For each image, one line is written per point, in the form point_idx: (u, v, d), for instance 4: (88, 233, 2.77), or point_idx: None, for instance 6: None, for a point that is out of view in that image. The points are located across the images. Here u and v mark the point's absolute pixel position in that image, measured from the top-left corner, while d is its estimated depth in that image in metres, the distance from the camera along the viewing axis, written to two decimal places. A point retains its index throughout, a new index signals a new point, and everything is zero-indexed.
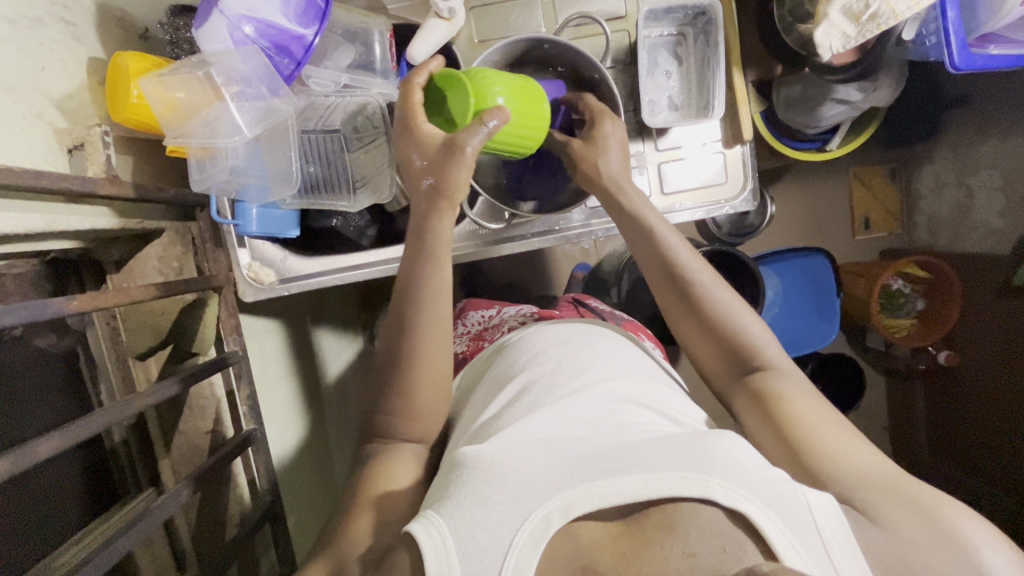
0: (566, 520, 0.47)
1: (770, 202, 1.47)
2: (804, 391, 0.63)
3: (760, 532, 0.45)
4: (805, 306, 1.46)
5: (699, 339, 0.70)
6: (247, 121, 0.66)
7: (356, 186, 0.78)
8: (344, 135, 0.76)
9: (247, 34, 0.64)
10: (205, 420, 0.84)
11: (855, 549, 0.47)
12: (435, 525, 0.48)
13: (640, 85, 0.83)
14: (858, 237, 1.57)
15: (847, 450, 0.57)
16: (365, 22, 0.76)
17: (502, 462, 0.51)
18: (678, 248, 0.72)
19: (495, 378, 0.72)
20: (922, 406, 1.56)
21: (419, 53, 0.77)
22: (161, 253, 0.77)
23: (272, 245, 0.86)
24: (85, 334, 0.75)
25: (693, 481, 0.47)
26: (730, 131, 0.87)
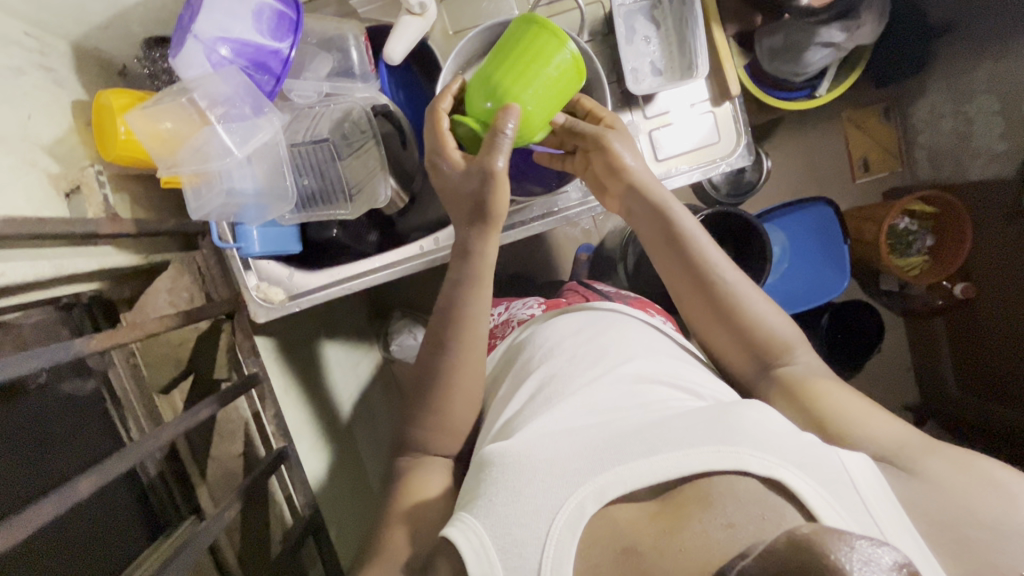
0: (600, 504, 0.47)
1: (765, 157, 1.46)
2: (819, 378, 0.63)
3: (800, 498, 0.44)
4: (814, 257, 1.45)
5: (711, 317, 0.70)
6: (236, 142, 0.65)
7: (352, 192, 0.78)
8: (333, 144, 0.75)
9: (225, 55, 0.64)
10: (236, 443, 0.86)
11: (896, 505, 0.46)
12: (471, 527, 0.48)
13: (621, 55, 0.83)
14: (859, 180, 1.56)
15: (867, 416, 0.57)
16: (339, 28, 0.75)
17: (529, 456, 0.52)
18: (688, 225, 0.73)
19: (513, 378, 0.72)
20: (945, 343, 1.54)
21: (397, 50, 0.78)
22: (170, 286, 0.78)
23: (276, 262, 0.85)
24: (108, 373, 0.76)
25: (723, 453, 0.47)
26: (717, 90, 0.87)
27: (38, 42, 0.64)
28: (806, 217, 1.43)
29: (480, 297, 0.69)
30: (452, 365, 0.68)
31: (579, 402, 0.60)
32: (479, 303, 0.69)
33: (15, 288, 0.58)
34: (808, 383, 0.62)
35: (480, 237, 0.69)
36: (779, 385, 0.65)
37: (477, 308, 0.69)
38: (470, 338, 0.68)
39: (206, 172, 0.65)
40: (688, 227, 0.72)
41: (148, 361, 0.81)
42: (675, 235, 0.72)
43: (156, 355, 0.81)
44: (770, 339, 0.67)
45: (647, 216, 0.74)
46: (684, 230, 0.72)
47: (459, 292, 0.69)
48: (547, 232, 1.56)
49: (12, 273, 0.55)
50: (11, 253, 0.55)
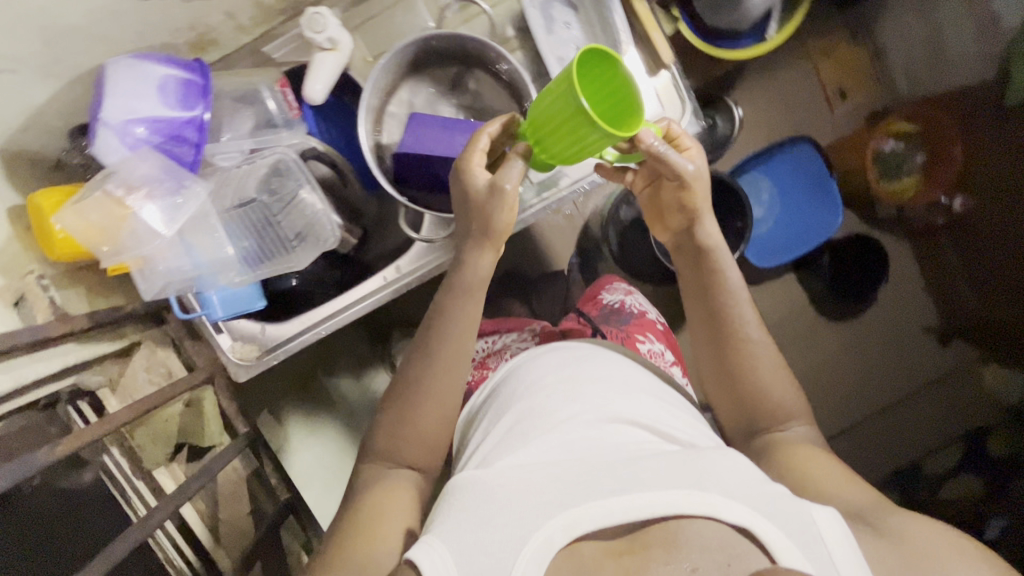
0: (568, 537, 0.52)
1: (736, 108, 1.41)
2: (810, 449, 0.67)
3: (765, 546, 0.50)
4: (804, 198, 1.42)
5: (726, 375, 0.73)
6: (163, 222, 0.65)
7: (292, 242, 0.73)
8: (264, 202, 0.72)
9: (140, 134, 0.64)
10: (242, 502, 0.87)
11: (859, 558, 0.51)
12: (433, 546, 0.52)
13: (541, 47, 0.80)
14: (834, 109, 1.49)
15: (842, 484, 0.62)
16: (249, 83, 0.76)
17: (503, 487, 0.56)
18: (727, 284, 0.74)
19: (490, 409, 0.75)
20: (951, 257, 1.48)
21: (316, 92, 0.77)
22: (147, 363, 0.81)
23: (248, 320, 0.85)
24: (105, 461, 0.76)
25: (698, 499, 0.53)
26: (651, 59, 0.84)
27: None
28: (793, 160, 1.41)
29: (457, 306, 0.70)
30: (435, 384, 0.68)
31: (556, 434, 0.63)
32: (464, 322, 0.70)
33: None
34: (792, 453, 0.66)
35: (478, 251, 0.69)
36: (769, 451, 0.68)
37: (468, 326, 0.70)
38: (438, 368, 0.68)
39: (142, 256, 0.65)
40: (733, 282, 0.75)
41: (142, 442, 0.80)
42: (710, 285, 0.75)
43: (149, 433, 0.80)
44: (768, 407, 0.70)
45: (691, 265, 0.76)
46: (722, 286, 0.74)
47: (455, 310, 0.70)
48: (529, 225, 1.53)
49: None
50: None
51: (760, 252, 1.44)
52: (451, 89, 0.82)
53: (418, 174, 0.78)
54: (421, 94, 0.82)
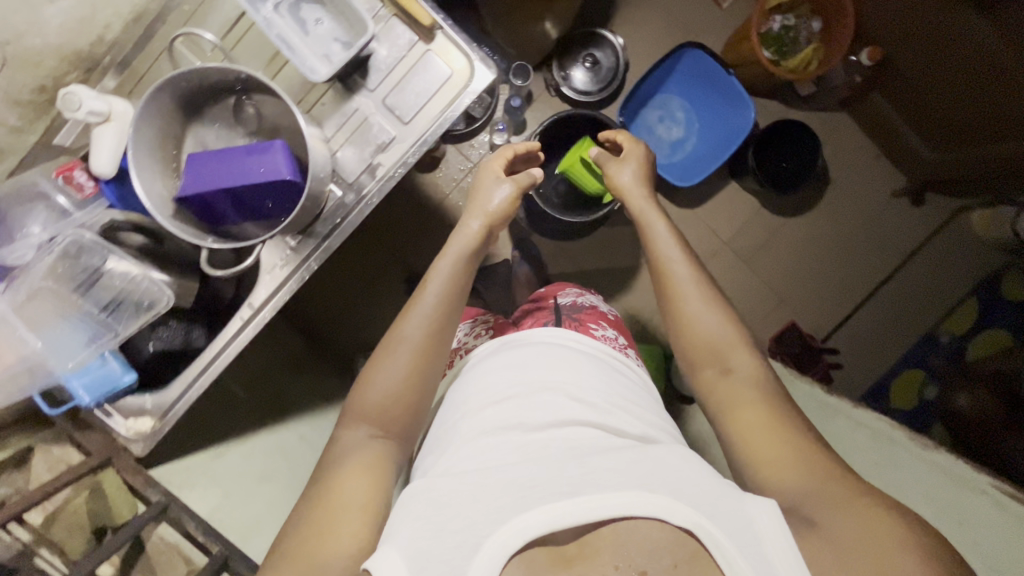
0: (521, 543, 0.54)
1: (615, 36, 1.49)
2: (754, 388, 0.71)
3: (708, 549, 0.53)
4: (715, 99, 1.49)
5: (674, 328, 0.79)
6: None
7: (109, 317, 0.78)
8: (61, 286, 0.75)
9: None
10: (176, 567, 0.89)
11: (797, 556, 0.52)
12: (385, 554, 0.55)
13: (297, 55, 0.80)
14: (724, 5, 1.56)
15: (787, 436, 0.64)
16: (27, 179, 0.78)
17: (457, 497, 0.59)
18: (663, 243, 0.85)
19: (453, 413, 0.78)
20: (891, 110, 1.52)
21: (102, 163, 0.77)
22: (47, 462, 0.85)
23: (131, 397, 0.87)
24: (37, 561, 0.79)
25: (647, 502, 0.55)
26: (415, 26, 0.83)
27: None
28: (687, 67, 1.47)
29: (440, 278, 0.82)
30: (415, 349, 0.75)
31: (517, 441, 0.67)
32: (425, 326, 0.77)
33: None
34: (738, 400, 0.70)
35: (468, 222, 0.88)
36: (721, 393, 0.72)
37: (446, 300, 0.80)
38: None
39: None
40: (666, 252, 0.84)
41: (61, 534, 0.83)
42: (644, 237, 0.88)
43: (66, 526, 0.84)
44: (716, 348, 0.75)
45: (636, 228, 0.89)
46: (654, 234, 0.87)
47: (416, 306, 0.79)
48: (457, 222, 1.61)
49: None
50: None
51: (683, 171, 1.49)
52: (233, 119, 0.84)
53: (233, 211, 0.81)
54: (210, 134, 0.84)
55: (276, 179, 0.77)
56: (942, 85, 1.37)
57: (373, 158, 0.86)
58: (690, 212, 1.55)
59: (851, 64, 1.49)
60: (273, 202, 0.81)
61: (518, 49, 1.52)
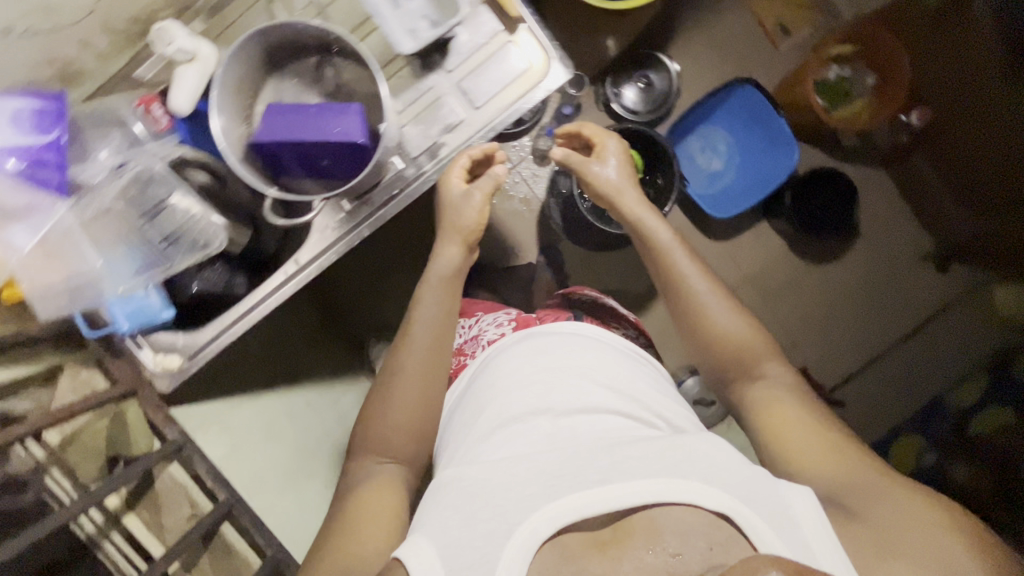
0: (553, 529, 0.58)
1: (671, 62, 1.51)
2: (782, 393, 0.74)
3: (745, 532, 0.57)
4: (760, 142, 1.49)
5: (691, 339, 0.82)
6: (28, 235, 0.70)
7: (165, 246, 0.77)
8: (126, 208, 0.75)
9: (10, 165, 0.68)
10: (180, 508, 0.89)
11: (834, 543, 0.57)
12: (419, 544, 0.60)
13: (387, 25, 0.83)
14: (780, 46, 1.56)
15: (815, 433, 0.69)
16: (109, 103, 0.79)
17: (489, 486, 0.64)
18: (678, 256, 0.85)
19: (472, 396, 0.81)
20: (931, 174, 1.53)
21: (180, 101, 0.80)
22: (73, 384, 0.85)
23: (164, 333, 0.89)
24: (45, 481, 0.80)
25: (677, 489, 0.59)
26: (503, 16, 0.86)
27: None
28: (739, 102, 1.48)
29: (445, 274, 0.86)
30: (414, 375, 0.80)
31: (542, 430, 0.71)
32: (427, 351, 0.81)
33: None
34: (770, 404, 0.73)
35: (446, 245, 0.86)
36: (756, 397, 0.75)
37: (439, 318, 0.83)
38: None
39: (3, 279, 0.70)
40: (684, 268, 0.84)
41: (76, 458, 0.83)
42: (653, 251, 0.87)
43: (80, 451, 0.84)
44: (742, 357, 0.77)
45: (638, 240, 0.89)
46: (663, 245, 0.86)
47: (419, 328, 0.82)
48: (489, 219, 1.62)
49: None
50: None
51: (720, 203, 1.49)
52: (313, 78, 0.86)
53: (288, 164, 0.82)
54: (287, 89, 0.86)
55: (346, 138, 0.78)
56: (987, 152, 1.50)
57: (439, 136, 0.87)
58: (719, 244, 1.56)
59: (898, 124, 1.52)
60: (333, 162, 0.81)
61: (576, 59, 1.55)
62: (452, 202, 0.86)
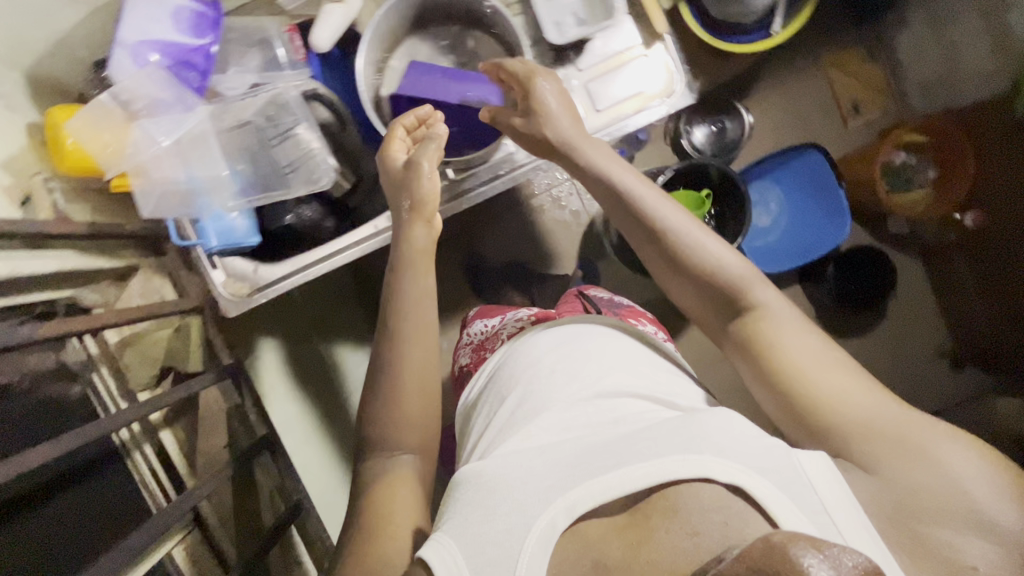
0: (571, 520, 0.52)
1: (745, 112, 1.53)
2: (780, 324, 0.63)
3: (761, 504, 0.49)
4: (813, 206, 1.50)
5: (675, 282, 0.71)
6: (160, 132, 0.70)
7: (286, 173, 0.76)
8: (258, 126, 0.76)
9: (153, 59, 0.69)
10: (220, 436, 0.91)
11: (860, 516, 0.50)
12: (443, 543, 0.53)
13: (539, 11, 0.85)
14: (849, 124, 1.61)
15: (825, 373, 0.59)
16: (258, 23, 0.80)
17: (506, 477, 0.58)
18: (645, 199, 0.71)
19: (497, 395, 0.78)
20: (965, 274, 1.57)
21: (323, 38, 0.81)
22: (142, 289, 0.84)
23: (241, 259, 0.88)
24: (93, 378, 0.79)
25: (688, 462, 0.52)
26: (646, 32, 0.88)
27: None
28: (799, 166, 1.50)
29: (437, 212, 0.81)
30: (410, 349, 0.73)
31: (555, 421, 0.66)
32: (418, 323, 0.75)
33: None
34: (771, 341, 0.62)
35: (408, 224, 0.78)
36: (744, 330, 0.65)
37: (418, 303, 0.76)
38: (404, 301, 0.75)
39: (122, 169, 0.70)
40: (657, 211, 0.71)
41: (130, 362, 0.83)
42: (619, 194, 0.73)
43: (135, 355, 0.84)
44: (731, 288, 0.66)
45: (597, 181, 0.75)
46: (627, 188, 0.72)
47: (406, 298, 0.75)
48: (536, 222, 1.64)
49: None
50: None
51: (764, 257, 1.51)
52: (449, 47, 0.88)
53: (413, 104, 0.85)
54: (420, 50, 0.88)
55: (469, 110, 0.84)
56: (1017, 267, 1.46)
57: None
58: None
59: (952, 220, 1.55)
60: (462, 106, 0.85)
61: None
62: (400, 177, 0.78)
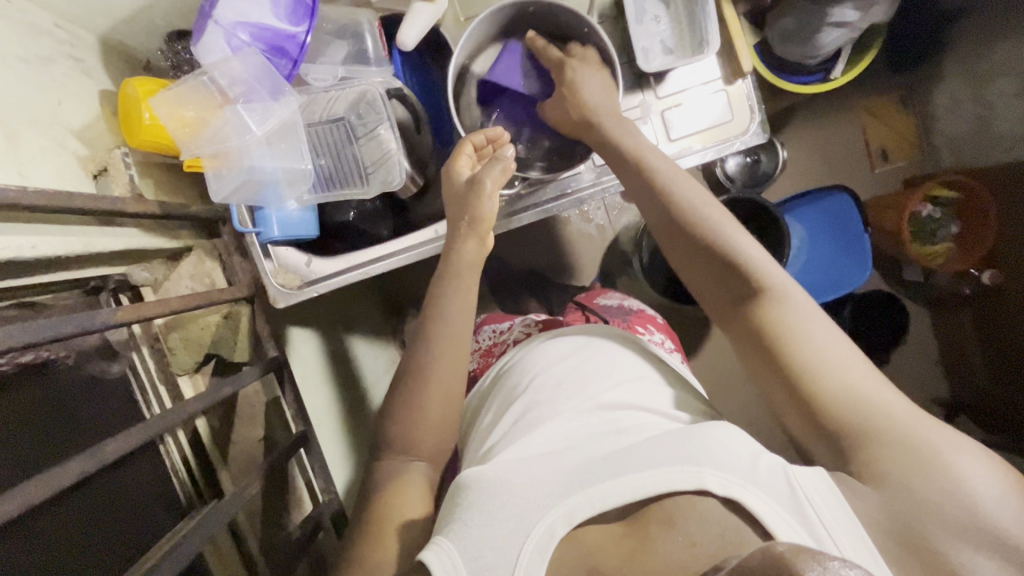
0: (569, 527, 0.50)
1: (780, 148, 1.52)
2: (801, 316, 0.61)
3: (756, 518, 0.48)
4: (833, 246, 1.47)
5: (691, 267, 0.70)
6: (255, 121, 0.67)
7: (367, 173, 0.76)
8: (349, 123, 0.74)
9: (244, 39, 0.66)
10: (256, 427, 0.88)
11: (858, 531, 0.48)
12: (445, 548, 0.51)
13: (631, 34, 0.84)
14: (877, 170, 1.62)
15: (835, 363, 0.58)
16: (353, 15, 0.78)
17: (507, 481, 0.55)
18: (672, 185, 0.72)
19: (500, 404, 0.76)
20: (970, 332, 1.57)
21: (409, 37, 0.79)
22: (193, 271, 0.81)
23: (294, 250, 0.86)
24: (133, 357, 0.78)
25: (686, 473, 0.50)
26: (729, 68, 0.87)
27: (68, 35, 0.68)
28: (825, 206, 1.46)
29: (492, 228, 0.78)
30: (443, 355, 0.71)
31: (557, 430, 0.65)
32: (452, 331, 0.72)
33: (23, 262, 0.58)
34: (791, 332, 0.60)
35: (462, 239, 0.76)
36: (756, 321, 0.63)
37: (462, 315, 0.73)
38: (461, 314, 0.74)
39: (204, 155, 0.66)
40: (682, 193, 0.72)
41: (174, 346, 0.80)
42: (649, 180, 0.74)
43: (178, 339, 0.80)
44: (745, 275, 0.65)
45: (631, 172, 0.75)
46: (655, 176, 0.73)
47: (445, 301, 0.74)
48: (562, 232, 1.64)
49: (43, 247, 0.56)
50: (41, 228, 0.57)
51: None
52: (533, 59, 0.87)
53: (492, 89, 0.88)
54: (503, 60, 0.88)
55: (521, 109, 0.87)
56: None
57: None
58: None
59: (967, 275, 1.51)
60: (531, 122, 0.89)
61: None
62: (462, 194, 0.77)
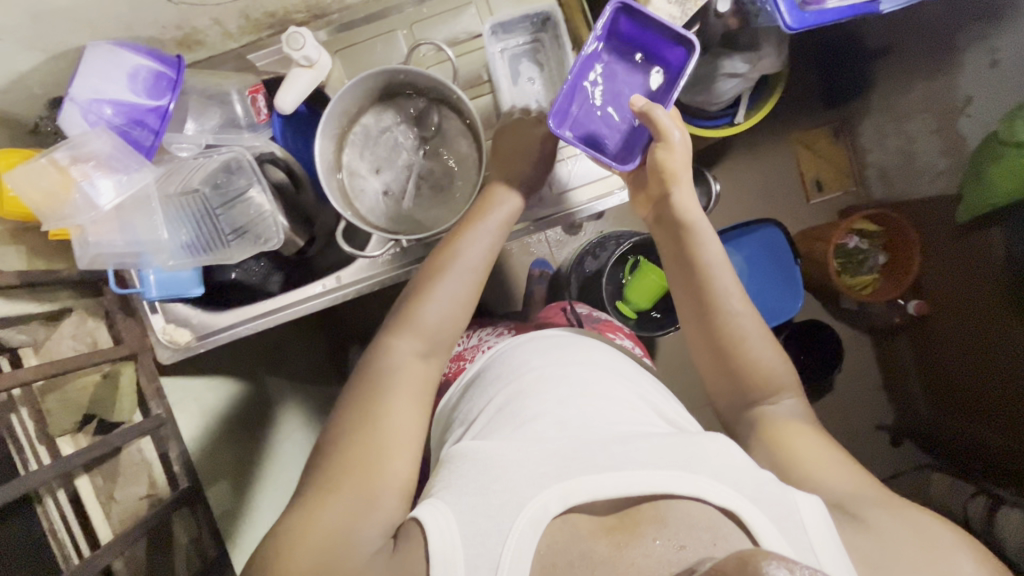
0: (563, 507, 0.52)
1: (713, 181, 1.40)
2: (796, 423, 0.68)
3: (744, 523, 0.50)
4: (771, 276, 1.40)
5: (696, 331, 0.75)
6: (99, 197, 0.69)
7: (229, 238, 0.79)
8: (205, 194, 0.77)
9: (107, 114, 0.71)
10: (139, 485, 0.88)
11: (841, 549, 0.51)
12: (438, 510, 0.53)
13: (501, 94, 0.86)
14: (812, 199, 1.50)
15: (815, 443, 0.65)
16: (220, 85, 0.86)
17: (500, 457, 0.56)
18: (703, 231, 0.76)
19: (480, 384, 0.74)
20: (908, 358, 1.48)
21: (287, 103, 0.82)
22: (75, 331, 0.82)
23: (183, 305, 0.88)
24: (9, 419, 0.74)
25: (685, 479, 0.53)
26: None
27: None
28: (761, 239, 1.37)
29: (474, 244, 0.74)
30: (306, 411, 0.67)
31: (550, 409, 0.63)
32: None
33: None
34: (784, 424, 0.68)
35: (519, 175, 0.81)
36: (758, 407, 0.70)
37: None
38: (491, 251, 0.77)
39: (78, 225, 0.69)
40: (709, 244, 0.76)
41: (52, 407, 0.79)
42: (678, 222, 0.77)
43: (59, 400, 0.79)
44: (759, 381, 0.71)
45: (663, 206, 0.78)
46: (686, 216, 0.76)
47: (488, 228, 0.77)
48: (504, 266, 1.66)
49: None
50: None
51: None
52: (416, 122, 0.89)
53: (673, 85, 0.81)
54: (386, 124, 0.89)
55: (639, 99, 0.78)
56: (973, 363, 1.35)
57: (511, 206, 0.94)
58: None
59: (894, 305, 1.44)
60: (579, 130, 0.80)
61: None
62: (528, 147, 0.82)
